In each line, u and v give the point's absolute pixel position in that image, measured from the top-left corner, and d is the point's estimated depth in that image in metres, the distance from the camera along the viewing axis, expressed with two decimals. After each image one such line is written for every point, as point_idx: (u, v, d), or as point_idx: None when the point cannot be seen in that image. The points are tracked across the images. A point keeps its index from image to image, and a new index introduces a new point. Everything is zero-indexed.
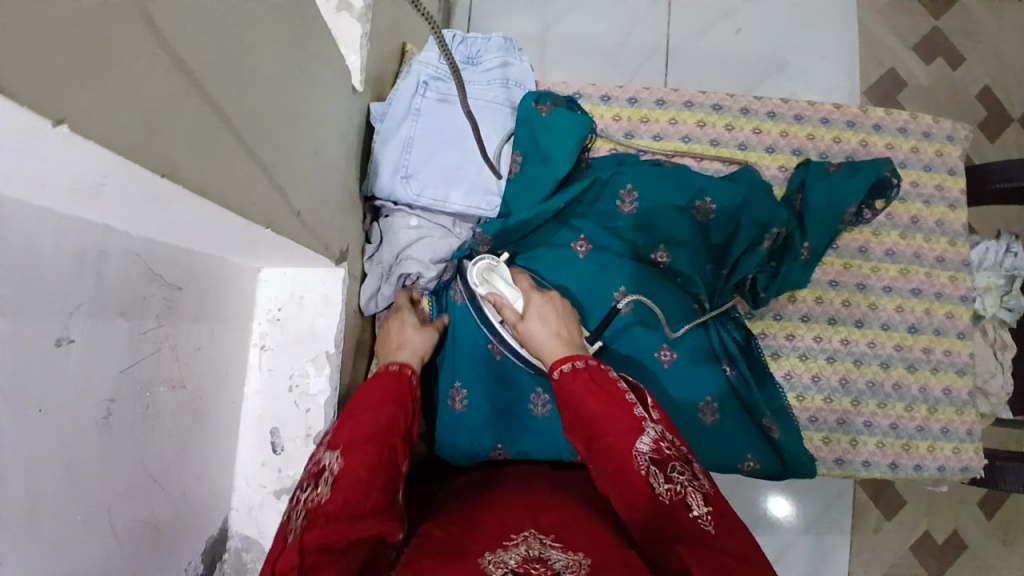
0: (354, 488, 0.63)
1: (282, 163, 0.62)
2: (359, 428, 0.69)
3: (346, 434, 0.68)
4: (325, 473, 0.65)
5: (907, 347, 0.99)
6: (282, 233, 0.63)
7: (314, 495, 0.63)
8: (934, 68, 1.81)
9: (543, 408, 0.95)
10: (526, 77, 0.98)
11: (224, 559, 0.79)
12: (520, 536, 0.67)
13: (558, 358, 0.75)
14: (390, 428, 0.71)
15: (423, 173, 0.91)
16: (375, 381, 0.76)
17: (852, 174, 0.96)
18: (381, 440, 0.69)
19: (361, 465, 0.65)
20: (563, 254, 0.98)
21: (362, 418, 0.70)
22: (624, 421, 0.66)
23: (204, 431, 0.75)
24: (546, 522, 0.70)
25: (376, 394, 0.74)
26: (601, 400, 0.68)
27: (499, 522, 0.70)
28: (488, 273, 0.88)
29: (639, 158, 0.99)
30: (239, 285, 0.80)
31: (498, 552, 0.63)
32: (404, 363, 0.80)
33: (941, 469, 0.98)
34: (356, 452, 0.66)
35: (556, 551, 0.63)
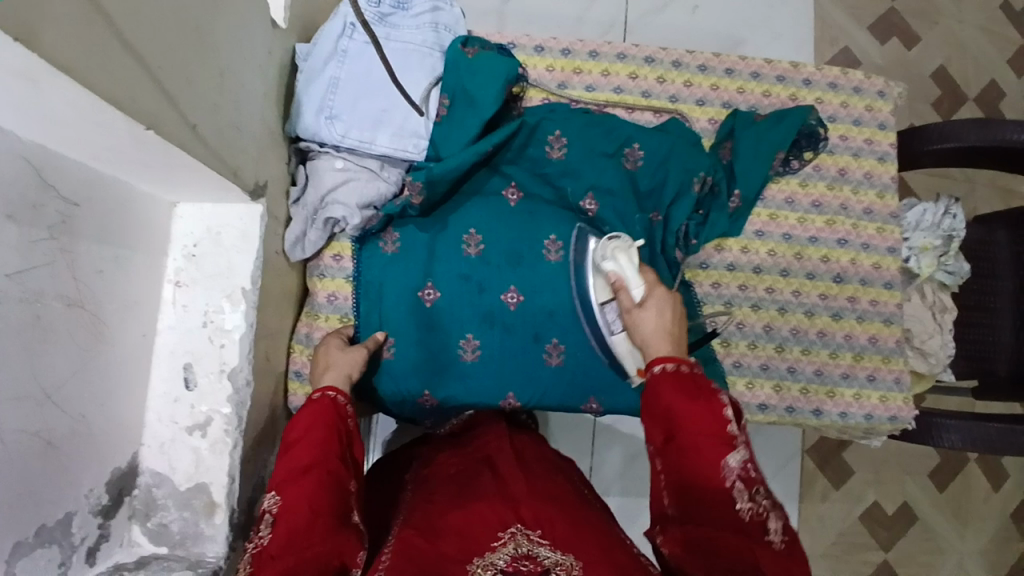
0: (299, 521, 0.67)
1: (174, 68, 0.61)
2: (290, 468, 0.72)
3: (282, 469, 0.72)
4: (267, 517, 0.69)
5: (833, 297, 1.00)
6: (171, 140, 0.62)
7: (259, 541, 0.67)
8: (889, 47, 1.83)
9: (473, 353, 0.95)
10: (457, 23, 0.98)
11: (134, 494, 0.79)
12: (507, 533, 0.72)
13: (660, 355, 0.72)
14: (326, 453, 0.74)
15: (348, 116, 0.90)
16: (304, 410, 0.77)
17: (778, 122, 0.99)
18: (317, 469, 0.72)
19: (300, 498, 0.69)
20: (494, 202, 0.97)
21: (295, 452, 0.73)
22: (714, 428, 0.65)
23: (109, 358, 0.73)
24: (528, 513, 0.75)
25: (304, 423, 0.76)
26: (698, 405, 0.66)
27: (479, 518, 0.75)
28: (617, 250, 0.85)
29: (569, 107, 0.99)
30: (151, 216, 0.79)
31: (487, 554, 0.69)
32: (330, 387, 0.81)
33: (867, 418, 0.99)
34: (293, 488, 0.70)
35: (545, 548, 0.69)
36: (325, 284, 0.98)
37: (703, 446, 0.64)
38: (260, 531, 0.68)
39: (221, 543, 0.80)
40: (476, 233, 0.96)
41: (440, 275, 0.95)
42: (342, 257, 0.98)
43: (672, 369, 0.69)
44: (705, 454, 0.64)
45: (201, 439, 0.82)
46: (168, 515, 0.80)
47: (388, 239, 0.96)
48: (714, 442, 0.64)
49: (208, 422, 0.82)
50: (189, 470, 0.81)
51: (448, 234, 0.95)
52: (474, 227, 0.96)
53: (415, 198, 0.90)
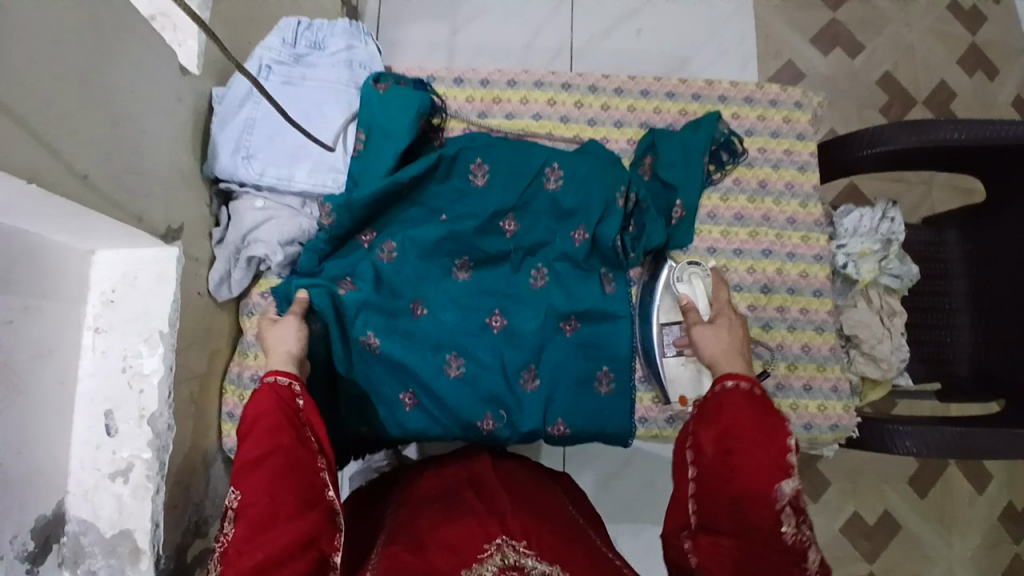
0: (257, 511, 0.69)
1: (56, 120, 0.62)
2: (246, 459, 0.72)
3: (240, 461, 0.72)
4: (229, 512, 0.71)
5: (762, 307, 1.00)
6: (57, 192, 0.63)
7: (224, 537, 0.70)
8: (833, 56, 1.86)
9: (422, 309, 0.96)
10: (372, 60, 1.00)
11: (61, 542, 0.78)
12: (494, 544, 0.74)
13: (726, 372, 0.77)
14: (280, 440, 0.73)
15: (265, 154, 0.92)
16: (256, 397, 0.75)
17: (695, 128, 1.02)
18: (273, 458, 0.71)
19: (259, 491, 0.70)
20: (428, 233, 0.96)
21: (249, 443, 0.73)
22: (771, 454, 0.69)
23: (24, 408, 0.73)
24: (516, 528, 0.78)
25: (254, 410, 0.74)
26: (758, 432, 0.70)
27: (467, 531, 0.77)
28: (694, 276, 0.95)
29: (489, 135, 1.01)
30: (65, 263, 0.80)
31: (476, 566, 0.71)
32: (282, 370, 0.78)
33: (807, 427, 0.99)
34: (248, 483, 0.70)
35: (532, 560, 0.72)
36: (252, 322, 0.98)
37: (761, 479, 0.67)
38: (225, 527, 0.71)
39: None
40: (389, 240, 0.97)
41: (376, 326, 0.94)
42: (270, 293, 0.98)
43: (735, 387, 0.74)
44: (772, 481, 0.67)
45: (124, 485, 0.81)
46: (96, 563, 0.79)
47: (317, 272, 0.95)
48: (772, 468, 0.68)
49: (130, 467, 0.82)
50: (113, 516, 0.80)
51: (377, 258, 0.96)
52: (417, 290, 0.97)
53: (324, 221, 0.91)
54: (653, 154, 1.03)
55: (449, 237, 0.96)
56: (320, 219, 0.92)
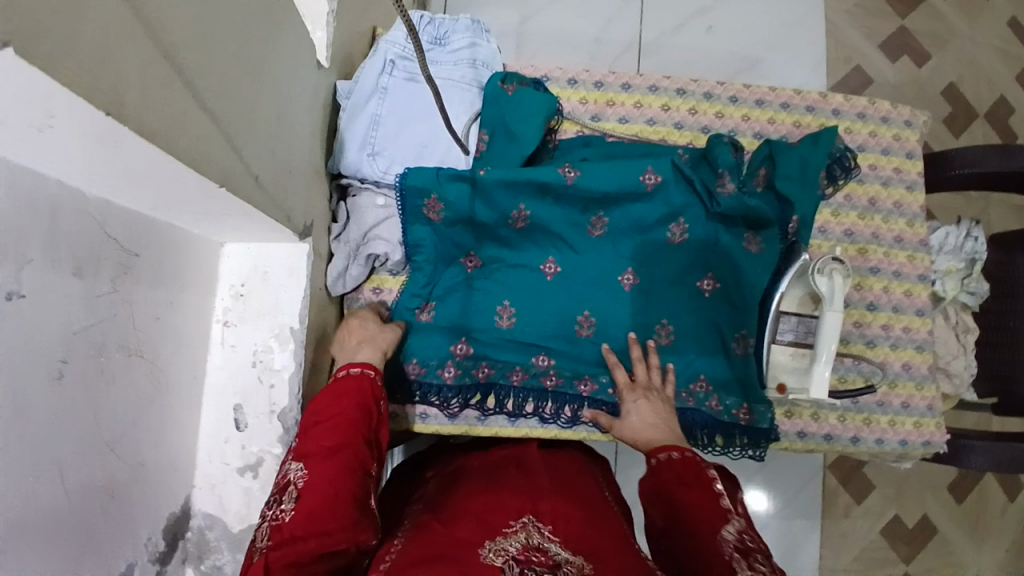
0: (315, 502, 0.67)
1: (243, 121, 0.61)
2: (316, 442, 0.72)
3: (309, 444, 0.72)
4: (288, 491, 0.69)
5: (867, 324, 1.04)
6: (239, 194, 0.62)
7: (279, 513, 0.68)
8: (901, 65, 1.82)
9: (554, 271, 0.97)
10: (494, 58, 0.99)
11: (187, 537, 0.79)
12: (519, 522, 0.72)
13: (659, 445, 0.82)
14: (352, 435, 0.74)
15: (390, 152, 0.92)
16: (334, 389, 0.77)
17: (814, 143, 1.01)
18: (343, 449, 0.72)
19: (321, 475, 0.69)
20: (524, 243, 0.97)
21: (323, 427, 0.73)
22: (710, 509, 0.72)
23: (162, 405, 0.73)
24: (546, 508, 0.76)
25: (332, 399, 0.76)
26: (698, 500, 0.73)
27: (497, 507, 0.75)
28: (834, 270, 0.91)
29: (605, 139, 1.01)
30: (202, 255, 0.79)
31: (500, 539, 0.68)
32: (365, 364, 0.81)
33: (902, 443, 1.02)
34: (316, 464, 0.70)
35: (555, 545, 0.69)
36: None
37: (701, 520, 0.71)
38: (282, 502, 0.68)
39: None
40: (524, 209, 0.93)
41: (496, 357, 0.96)
42: (381, 289, 0.99)
43: (673, 456, 0.79)
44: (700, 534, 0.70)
45: (252, 479, 0.82)
46: (221, 557, 0.80)
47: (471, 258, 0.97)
48: (715, 515, 0.71)
49: (259, 462, 0.82)
50: (240, 511, 0.81)
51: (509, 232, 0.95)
52: (508, 299, 0.97)
53: (433, 216, 0.92)
54: (768, 165, 1.01)
55: (537, 237, 0.96)
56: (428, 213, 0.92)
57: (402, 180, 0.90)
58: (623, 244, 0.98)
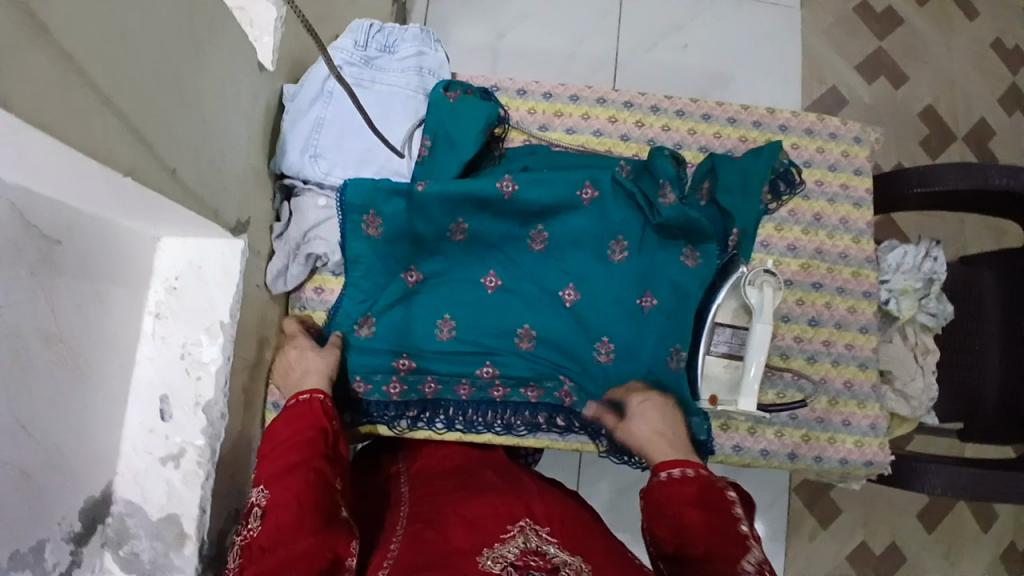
0: (284, 518, 0.70)
1: (156, 118, 0.63)
2: (278, 460, 0.75)
3: (269, 468, 0.75)
4: (255, 510, 0.73)
5: (808, 339, 1.03)
6: (154, 187, 0.64)
7: (247, 532, 0.72)
8: (877, 86, 1.83)
9: (494, 284, 0.98)
10: (440, 67, 1.01)
11: (105, 522, 0.80)
12: (517, 527, 0.72)
13: (663, 461, 0.79)
14: (310, 455, 0.76)
15: (332, 156, 0.94)
16: (286, 415, 0.80)
17: (756, 156, 1.02)
18: (304, 467, 0.74)
19: (286, 493, 0.72)
20: (467, 256, 0.98)
21: (281, 452, 0.76)
22: (724, 535, 0.68)
23: (82, 394, 0.75)
24: (540, 512, 0.77)
25: (289, 422, 0.79)
26: (715, 522, 0.69)
27: (489, 510, 0.75)
28: (766, 282, 0.92)
29: (550, 149, 1.02)
30: (134, 248, 0.81)
31: (496, 546, 0.68)
32: (314, 390, 0.83)
33: (842, 461, 1.01)
34: (280, 484, 0.73)
35: (553, 547, 0.70)
36: (305, 316, 0.99)
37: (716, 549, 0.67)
38: (249, 522, 0.73)
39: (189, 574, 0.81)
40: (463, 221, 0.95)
41: (436, 368, 0.96)
42: (323, 289, 1.00)
43: (677, 474, 0.75)
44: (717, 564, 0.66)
45: (174, 470, 0.82)
46: (140, 544, 0.81)
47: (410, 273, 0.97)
48: (733, 540, 0.67)
49: (182, 453, 0.83)
50: (162, 501, 0.82)
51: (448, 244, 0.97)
52: (448, 312, 0.97)
53: (371, 231, 0.93)
54: (711, 178, 1.02)
55: (478, 248, 0.98)
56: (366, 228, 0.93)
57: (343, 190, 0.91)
58: (564, 256, 0.99)
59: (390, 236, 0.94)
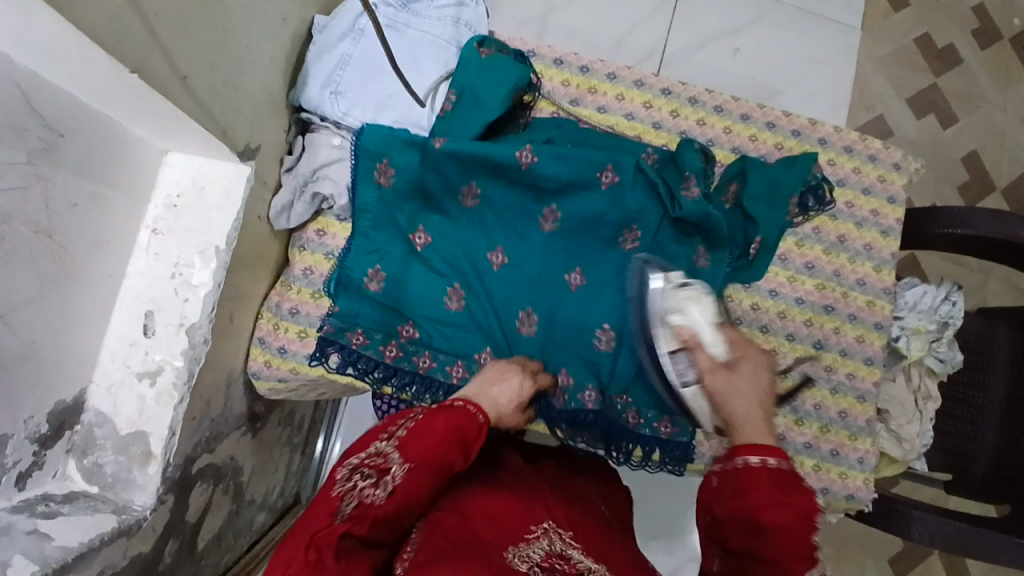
0: (404, 511, 0.64)
1: (169, 15, 0.61)
2: (437, 456, 0.67)
3: (419, 451, 0.66)
4: (386, 481, 0.64)
5: (810, 362, 0.99)
6: (162, 92, 0.62)
7: (368, 496, 0.63)
8: (925, 122, 1.77)
9: (501, 259, 0.95)
10: (478, 21, 0.98)
11: (75, 429, 0.78)
12: (540, 528, 0.70)
13: None
14: (448, 456, 0.67)
15: (352, 95, 0.91)
16: (446, 415, 0.70)
17: (788, 167, 0.97)
18: (433, 468, 0.66)
19: (420, 485, 0.65)
20: (477, 226, 0.96)
21: (428, 448, 0.67)
22: (803, 535, 0.58)
23: (67, 292, 0.73)
24: (562, 516, 0.74)
25: (453, 420, 0.70)
26: (796, 522, 0.58)
27: (514, 508, 0.72)
28: (687, 302, 0.84)
29: (577, 125, 0.98)
30: (139, 158, 0.79)
31: (520, 546, 0.66)
32: (473, 403, 0.73)
33: (823, 491, 0.99)
34: (426, 471, 0.66)
35: (577, 553, 0.67)
36: (303, 257, 0.98)
37: (791, 553, 0.57)
38: (374, 488, 0.64)
39: (149, 494, 0.80)
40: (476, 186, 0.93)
41: (438, 346, 0.95)
42: (325, 233, 0.98)
43: (774, 466, 0.60)
44: (786, 573, 0.57)
45: (149, 387, 0.82)
46: (104, 456, 0.80)
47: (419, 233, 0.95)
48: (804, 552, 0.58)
49: (159, 371, 0.82)
50: (133, 416, 0.81)
51: (458, 208, 0.95)
52: (459, 281, 0.95)
53: (382, 181, 0.92)
54: (739, 181, 0.98)
55: (488, 216, 0.95)
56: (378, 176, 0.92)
57: (358, 135, 0.90)
58: (574, 236, 0.96)
59: (403, 188, 0.92)
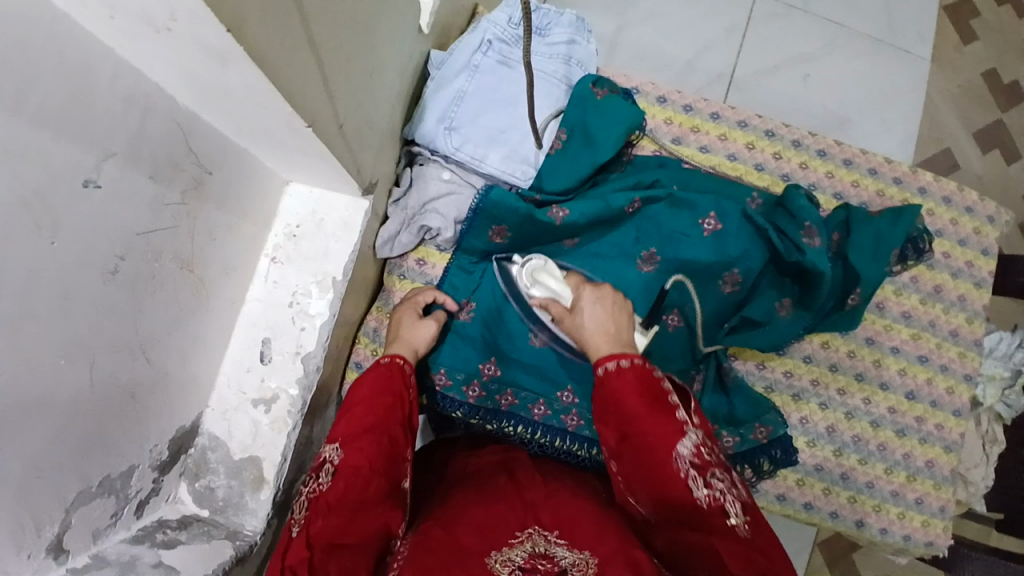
0: (356, 482, 0.65)
1: (341, 66, 0.62)
2: (358, 422, 0.71)
3: (346, 427, 0.71)
4: (327, 467, 0.68)
5: (901, 412, 1.02)
6: (321, 138, 0.63)
7: (316, 487, 0.66)
8: (990, 157, 1.75)
9: None
10: (589, 59, 1.00)
11: (189, 453, 0.80)
12: (525, 533, 0.67)
13: (603, 355, 0.72)
14: (388, 418, 0.73)
15: (467, 130, 0.92)
16: (367, 376, 0.77)
17: (894, 219, 0.98)
18: (380, 431, 0.71)
19: (360, 455, 0.67)
20: (574, 266, 0.92)
21: (357, 412, 0.72)
22: (665, 419, 0.64)
23: (197, 321, 0.75)
24: (548, 518, 0.70)
25: (369, 386, 0.76)
26: (648, 406, 0.65)
27: (500, 514, 0.69)
28: (537, 273, 0.88)
29: (681, 164, 1.00)
30: (267, 189, 0.81)
31: (505, 550, 0.63)
32: (398, 354, 0.82)
33: (906, 539, 0.99)
34: (355, 445, 0.68)
35: (562, 548, 0.64)
36: (404, 285, 1.00)
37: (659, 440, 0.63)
38: (318, 478, 0.67)
39: (260, 519, 0.80)
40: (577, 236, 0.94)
41: (523, 385, 0.93)
42: (425, 262, 1.00)
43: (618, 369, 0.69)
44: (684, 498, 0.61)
45: (264, 413, 0.83)
46: (216, 480, 0.81)
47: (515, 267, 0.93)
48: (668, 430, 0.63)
49: (274, 398, 0.83)
50: (246, 440, 0.82)
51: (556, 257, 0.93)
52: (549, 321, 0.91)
53: (494, 236, 0.92)
54: (842, 231, 0.99)
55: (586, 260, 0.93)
56: (490, 232, 0.92)
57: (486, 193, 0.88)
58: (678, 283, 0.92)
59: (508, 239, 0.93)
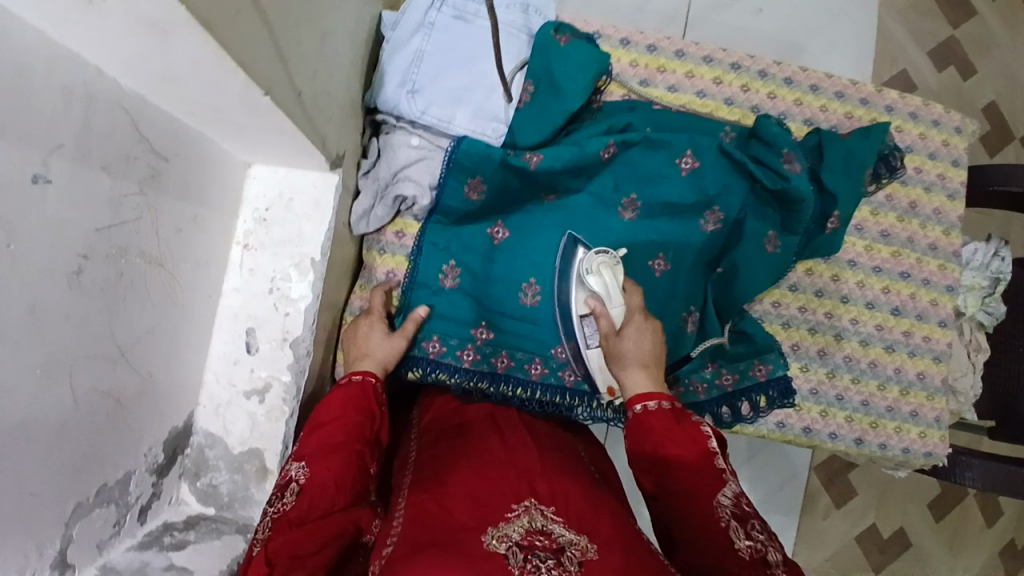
0: (321, 499, 0.64)
1: (291, 32, 0.59)
2: (325, 436, 0.69)
3: (315, 442, 0.68)
4: (291, 484, 0.65)
5: (888, 329, 1.03)
6: (282, 109, 0.60)
7: (280, 505, 0.64)
8: (946, 74, 1.77)
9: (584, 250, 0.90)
10: (546, 5, 0.99)
11: (186, 454, 0.78)
12: (521, 506, 0.63)
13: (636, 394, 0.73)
14: (356, 436, 0.70)
15: (429, 91, 0.90)
16: (335, 393, 0.74)
17: (865, 136, 0.99)
18: (347, 449, 0.68)
19: (326, 473, 0.65)
20: (554, 218, 0.92)
21: (328, 429, 0.70)
22: (706, 469, 0.65)
23: (176, 319, 0.72)
24: (544, 489, 0.67)
25: (337, 404, 0.73)
26: (685, 460, 0.66)
27: (492, 486, 0.66)
28: (603, 265, 0.85)
29: (652, 106, 0.98)
30: (228, 174, 0.77)
31: (501, 525, 0.60)
32: (368, 372, 0.78)
33: (904, 451, 1.02)
34: (323, 462, 0.66)
35: (559, 525, 0.61)
36: (384, 260, 0.97)
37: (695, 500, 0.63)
38: (282, 496, 0.65)
39: None
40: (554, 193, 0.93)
41: (518, 346, 0.92)
42: (404, 234, 0.97)
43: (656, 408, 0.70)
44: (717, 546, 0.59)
45: (258, 405, 0.80)
46: (218, 477, 0.79)
47: (497, 228, 0.93)
48: (708, 478, 0.64)
49: (266, 388, 0.81)
50: (244, 434, 0.80)
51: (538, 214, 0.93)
52: (534, 275, 0.91)
53: (471, 194, 0.90)
54: (816, 156, 0.99)
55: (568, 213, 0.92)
56: (466, 190, 0.89)
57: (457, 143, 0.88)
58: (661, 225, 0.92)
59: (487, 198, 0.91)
